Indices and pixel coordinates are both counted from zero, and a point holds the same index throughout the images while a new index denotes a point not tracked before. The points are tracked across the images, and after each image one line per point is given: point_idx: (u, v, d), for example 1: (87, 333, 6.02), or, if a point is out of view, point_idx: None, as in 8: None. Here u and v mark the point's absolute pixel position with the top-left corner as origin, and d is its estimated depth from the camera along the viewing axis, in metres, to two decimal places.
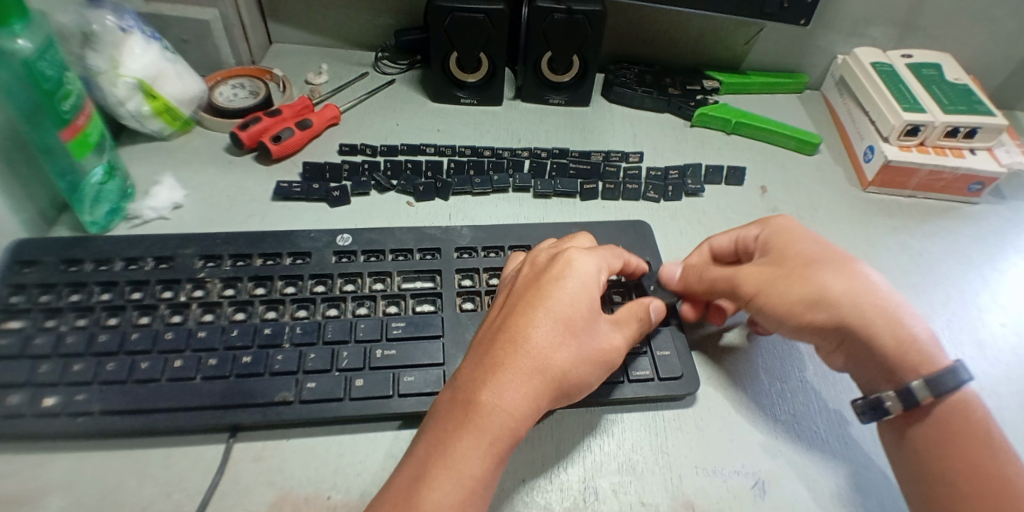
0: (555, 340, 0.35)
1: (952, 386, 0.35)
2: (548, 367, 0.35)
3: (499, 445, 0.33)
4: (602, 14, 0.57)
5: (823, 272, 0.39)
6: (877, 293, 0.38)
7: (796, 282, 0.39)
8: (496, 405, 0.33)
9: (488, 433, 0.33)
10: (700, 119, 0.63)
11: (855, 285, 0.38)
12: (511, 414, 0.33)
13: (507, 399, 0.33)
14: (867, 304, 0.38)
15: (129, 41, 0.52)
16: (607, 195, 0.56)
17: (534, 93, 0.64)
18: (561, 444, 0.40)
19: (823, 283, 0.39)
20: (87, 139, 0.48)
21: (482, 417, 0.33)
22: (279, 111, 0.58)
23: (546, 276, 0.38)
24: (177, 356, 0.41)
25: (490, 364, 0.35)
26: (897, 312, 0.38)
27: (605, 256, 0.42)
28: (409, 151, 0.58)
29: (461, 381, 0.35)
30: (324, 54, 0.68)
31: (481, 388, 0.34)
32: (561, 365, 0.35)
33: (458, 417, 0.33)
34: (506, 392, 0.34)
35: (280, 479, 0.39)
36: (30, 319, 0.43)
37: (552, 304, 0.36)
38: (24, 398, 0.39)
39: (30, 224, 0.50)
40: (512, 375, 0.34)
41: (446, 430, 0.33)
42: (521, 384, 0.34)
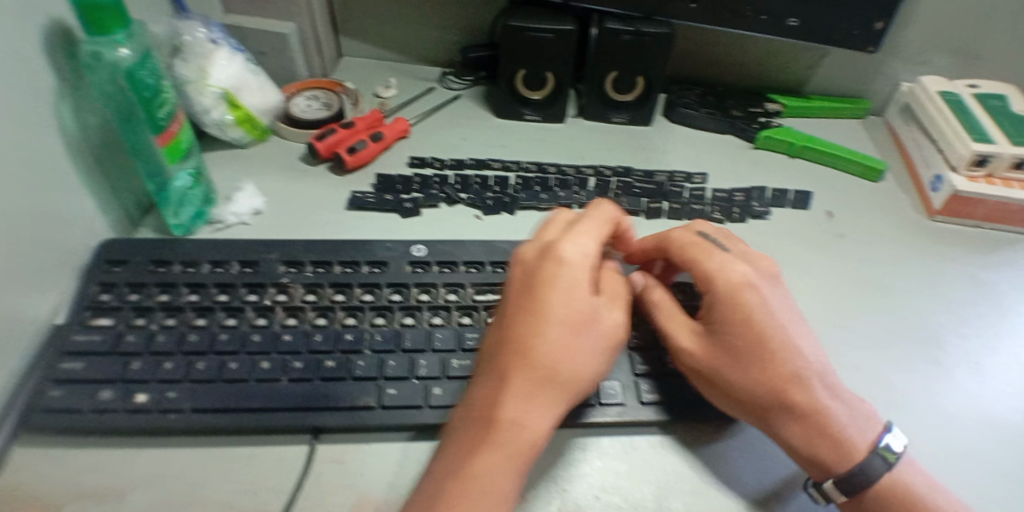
0: (564, 343, 0.36)
1: (864, 482, 0.35)
2: (557, 372, 0.36)
3: (516, 456, 0.34)
4: (670, 37, 0.58)
5: (739, 379, 0.38)
6: (798, 408, 0.37)
7: (716, 386, 0.39)
8: (512, 417, 0.34)
9: (507, 446, 0.34)
10: (764, 142, 0.63)
11: (773, 399, 0.37)
12: (526, 425, 0.34)
13: (521, 412, 0.35)
14: (773, 404, 0.37)
15: (216, 53, 0.54)
16: (672, 215, 0.56)
17: (596, 112, 0.65)
18: (594, 460, 0.39)
19: (736, 392, 0.38)
20: (178, 145, 0.50)
21: (501, 431, 0.34)
22: (353, 123, 0.60)
23: (541, 276, 0.38)
24: (263, 358, 0.43)
25: (500, 377, 0.35)
26: (810, 414, 0.36)
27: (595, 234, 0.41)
28: (476, 165, 0.60)
29: (476, 398, 0.36)
30: (391, 68, 0.70)
31: (495, 403, 0.35)
32: (570, 368, 0.36)
33: (478, 434, 0.34)
34: (520, 403, 0.35)
35: (359, 482, 0.40)
36: (121, 317, 0.45)
37: (554, 308, 0.37)
38: (117, 393, 0.41)
39: (117, 224, 0.53)
40: (523, 383, 0.35)
41: (465, 446, 0.34)
42: (531, 390, 0.35)
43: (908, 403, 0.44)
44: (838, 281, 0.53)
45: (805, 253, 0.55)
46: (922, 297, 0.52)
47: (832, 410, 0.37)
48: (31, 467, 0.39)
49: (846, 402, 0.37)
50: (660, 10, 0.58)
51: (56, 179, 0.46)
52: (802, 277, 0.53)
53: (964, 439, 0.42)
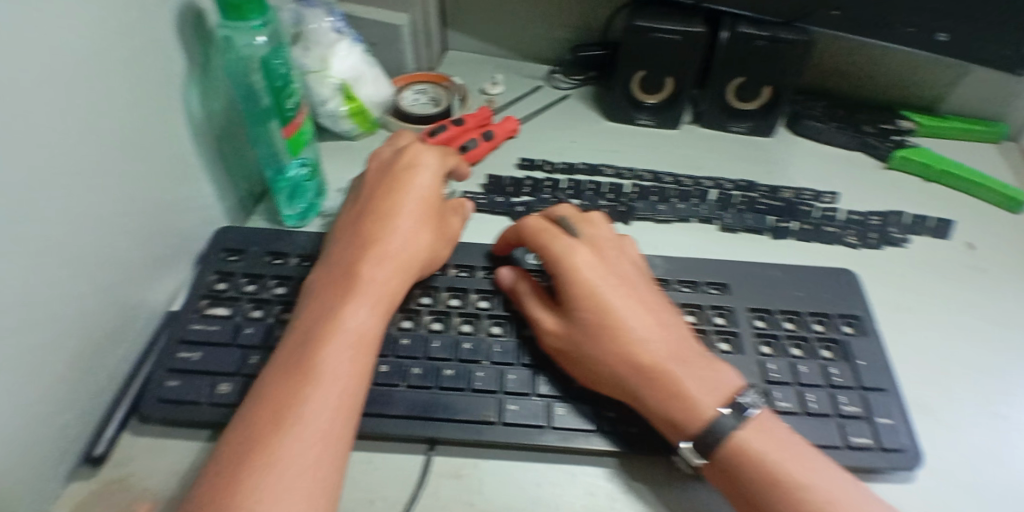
0: (378, 297, 0.39)
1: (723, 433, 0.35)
2: (371, 321, 0.38)
3: (324, 398, 0.34)
4: (809, 45, 0.55)
5: (599, 347, 0.39)
6: (623, 376, 0.38)
7: (591, 372, 0.39)
8: (332, 369, 0.35)
9: (313, 397, 0.34)
10: (899, 162, 0.59)
11: (610, 368, 0.38)
12: (341, 369, 0.35)
13: (333, 355, 0.35)
14: (616, 364, 0.38)
15: (338, 43, 0.53)
16: (802, 236, 0.52)
17: (714, 120, 0.62)
18: (566, 499, 0.37)
19: (607, 365, 0.38)
20: (300, 137, 0.49)
21: (308, 383, 0.34)
22: (463, 120, 0.58)
23: (368, 238, 0.42)
24: (382, 361, 0.41)
25: (338, 299, 0.39)
26: (658, 370, 0.37)
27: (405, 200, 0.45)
28: (588, 171, 0.57)
29: (291, 338, 0.37)
30: (496, 64, 0.68)
31: (304, 360, 0.35)
32: (378, 316, 0.39)
33: (287, 387, 0.34)
34: (342, 352, 0.36)
35: (478, 501, 0.37)
36: (237, 308, 0.44)
37: (375, 265, 0.41)
38: (235, 388, 0.40)
39: (231, 212, 0.53)
40: (346, 330, 0.37)
41: (278, 404, 0.33)
42: (356, 339, 0.37)
43: None
44: (984, 323, 0.49)
45: (947, 288, 0.51)
46: None
47: (667, 373, 0.37)
48: (138, 462, 0.40)
49: (716, 371, 0.38)
50: (804, 17, 0.55)
51: (182, 163, 0.46)
52: (945, 316, 0.49)
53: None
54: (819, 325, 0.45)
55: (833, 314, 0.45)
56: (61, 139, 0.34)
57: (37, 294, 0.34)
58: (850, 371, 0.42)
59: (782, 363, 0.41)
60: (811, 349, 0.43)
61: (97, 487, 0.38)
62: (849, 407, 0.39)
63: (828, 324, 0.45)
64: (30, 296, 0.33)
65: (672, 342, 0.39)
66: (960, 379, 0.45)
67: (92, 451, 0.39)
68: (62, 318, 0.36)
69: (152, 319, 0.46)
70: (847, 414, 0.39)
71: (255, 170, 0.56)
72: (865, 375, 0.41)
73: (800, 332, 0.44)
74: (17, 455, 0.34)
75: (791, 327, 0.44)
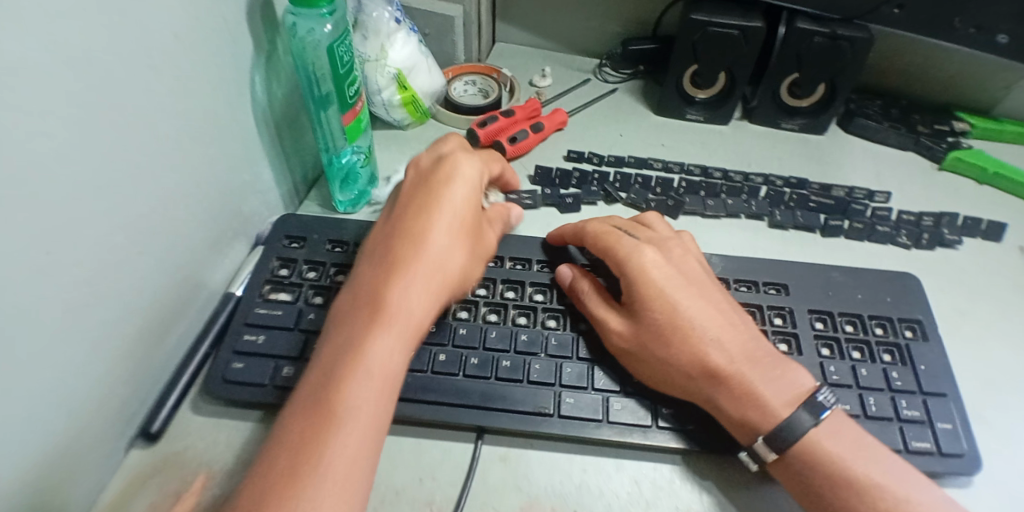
0: (429, 286, 0.38)
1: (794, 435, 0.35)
2: (422, 311, 0.37)
3: (377, 375, 0.34)
4: (868, 42, 0.54)
5: (669, 346, 0.39)
6: (693, 375, 0.38)
7: (661, 371, 0.39)
8: (382, 354, 0.34)
9: (370, 383, 0.33)
10: (952, 164, 0.58)
11: (679, 368, 0.38)
12: (393, 359, 0.35)
13: (387, 344, 0.35)
14: (688, 367, 0.38)
15: (396, 33, 0.53)
16: (853, 235, 0.52)
17: (766, 115, 0.61)
18: (617, 490, 0.37)
19: (674, 363, 0.39)
20: (359, 123, 0.51)
21: (363, 365, 0.34)
22: (513, 112, 0.59)
23: (420, 216, 0.41)
24: (440, 350, 0.41)
25: (390, 281, 0.37)
26: (733, 377, 0.37)
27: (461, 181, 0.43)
28: (636, 164, 0.57)
29: (344, 311, 0.37)
30: (546, 57, 0.68)
31: (361, 339, 0.35)
32: (428, 306, 0.38)
33: (342, 368, 0.33)
34: (393, 340, 0.35)
35: (526, 485, 0.38)
36: (300, 293, 0.47)
37: (433, 241, 0.39)
38: (297, 370, 0.43)
39: (288, 197, 0.55)
40: (397, 317, 0.36)
41: (332, 383, 0.33)
42: (406, 326, 0.36)
43: None
44: None
45: (1000, 292, 0.50)
46: None
47: (742, 380, 0.37)
48: (192, 437, 0.42)
49: (782, 374, 0.38)
50: (864, 16, 0.54)
51: (244, 149, 0.47)
52: (999, 320, 0.48)
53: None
54: (880, 329, 0.44)
55: (894, 318, 0.45)
56: (137, 128, 0.35)
57: (112, 276, 0.35)
58: (912, 376, 0.41)
59: (843, 366, 0.42)
60: (872, 353, 0.43)
61: (157, 461, 0.41)
62: (909, 411, 0.40)
63: (890, 329, 0.44)
64: (107, 277, 0.35)
65: (741, 349, 0.39)
66: (1015, 385, 0.44)
67: (149, 428, 0.41)
68: (134, 298, 0.38)
69: (211, 300, 0.48)
70: (907, 418, 0.39)
71: (309, 156, 0.57)
72: (927, 381, 0.41)
73: (860, 335, 0.44)
74: (89, 424, 0.36)
75: (850, 329, 0.44)
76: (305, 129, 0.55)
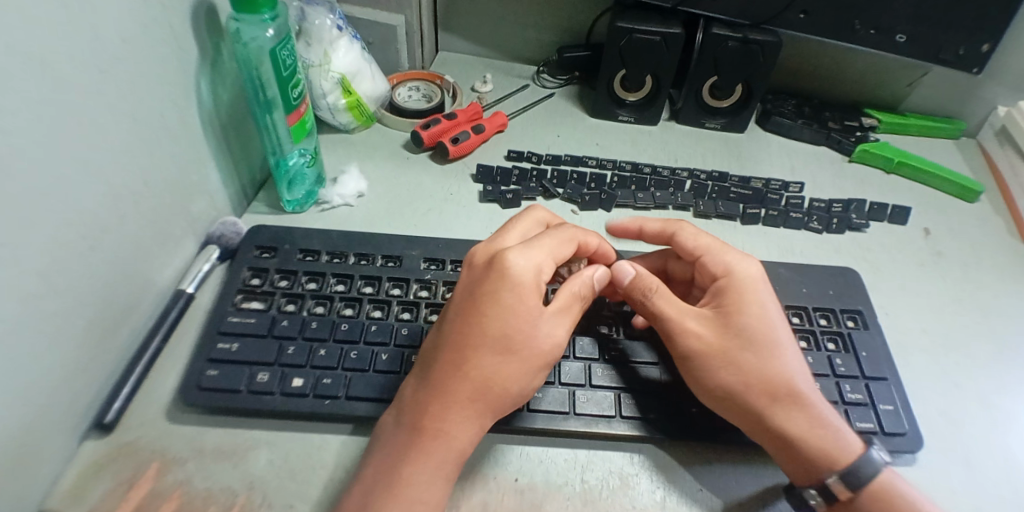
0: (507, 362, 0.37)
1: (860, 483, 0.36)
2: (491, 386, 0.36)
3: (446, 467, 0.35)
4: (778, 46, 0.59)
5: (751, 363, 0.39)
6: (757, 400, 0.38)
7: (734, 395, 0.39)
8: (441, 429, 0.35)
9: (428, 458, 0.35)
10: (860, 155, 0.64)
11: (771, 385, 0.39)
12: (455, 437, 0.36)
13: (450, 423, 0.35)
14: (744, 406, 0.39)
15: (339, 40, 0.58)
16: (769, 221, 0.56)
17: (691, 117, 0.66)
18: (587, 476, 0.40)
19: (743, 377, 0.39)
20: (304, 124, 0.53)
21: (428, 441, 0.35)
22: (455, 115, 0.62)
23: (482, 287, 0.38)
24: (383, 349, 0.44)
25: (459, 354, 0.37)
26: (795, 433, 0.38)
27: (550, 246, 0.41)
28: (572, 162, 0.61)
29: (406, 404, 0.37)
30: (487, 65, 0.72)
31: (424, 413, 0.36)
32: (504, 382, 0.37)
33: (406, 441, 0.35)
34: (452, 416, 0.36)
35: (470, 459, 0.40)
36: (272, 302, 0.47)
37: (494, 323, 0.37)
38: (273, 376, 0.42)
39: (235, 197, 0.57)
40: (457, 395, 0.36)
41: (397, 457, 0.35)
42: (464, 402, 0.36)
43: (998, 419, 0.44)
44: (937, 299, 0.53)
45: (905, 269, 0.55)
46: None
47: (806, 437, 0.38)
48: (146, 427, 0.41)
49: (839, 422, 0.39)
50: (773, 19, 0.59)
51: (192, 150, 0.49)
52: (901, 294, 0.53)
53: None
54: (824, 320, 0.48)
55: (837, 310, 0.48)
56: (85, 117, 0.37)
57: (59, 261, 0.36)
58: (854, 362, 0.45)
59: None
60: (816, 341, 0.46)
61: (110, 449, 0.40)
62: (853, 395, 0.43)
63: (833, 319, 0.48)
64: (55, 259, 0.36)
65: (796, 395, 0.39)
66: (912, 347, 0.48)
67: (102, 418, 0.40)
68: (80, 286, 0.38)
69: (160, 297, 0.48)
70: (851, 401, 0.42)
71: (256, 159, 0.59)
72: (867, 366, 0.45)
73: (806, 326, 0.47)
74: (40, 411, 0.36)
75: (798, 321, 0.47)
76: (251, 133, 0.58)
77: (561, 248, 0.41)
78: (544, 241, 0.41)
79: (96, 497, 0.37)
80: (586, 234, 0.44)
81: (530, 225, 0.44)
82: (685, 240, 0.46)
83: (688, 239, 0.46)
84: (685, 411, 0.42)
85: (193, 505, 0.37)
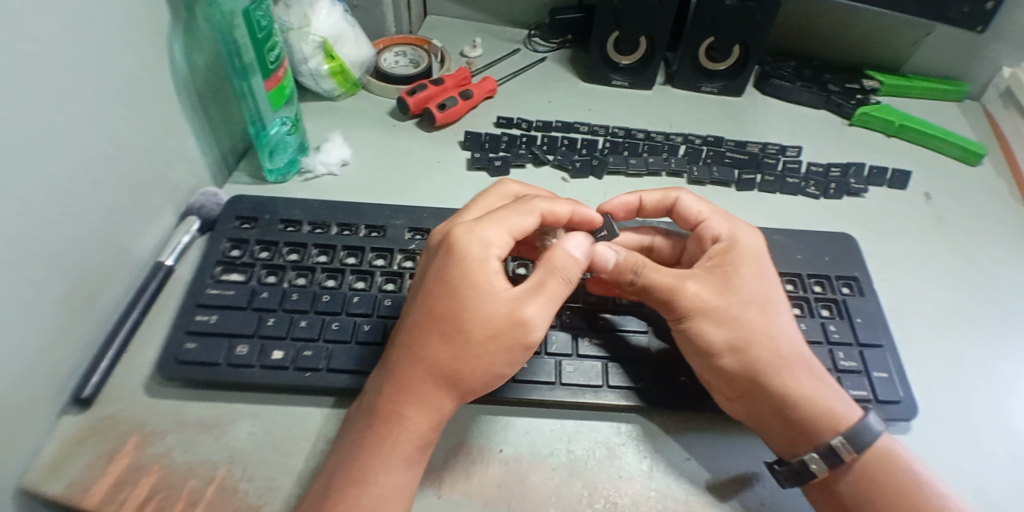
0: (466, 347, 0.34)
1: (861, 447, 0.35)
2: (449, 371, 0.34)
3: (406, 453, 0.34)
4: (777, 3, 0.57)
5: (758, 317, 0.39)
6: (765, 357, 0.38)
7: (738, 346, 0.38)
8: (401, 416, 0.34)
9: (387, 446, 0.33)
10: (861, 119, 0.62)
11: (778, 344, 0.39)
12: (414, 423, 0.34)
13: (408, 410, 0.34)
14: (736, 371, 0.38)
15: (319, 1, 0.56)
16: (765, 187, 0.55)
17: (686, 80, 0.64)
18: (573, 446, 0.39)
19: (751, 333, 0.39)
20: (283, 90, 0.51)
21: (388, 429, 0.34)
22: (442, 80, 0.60)
23: (434, 270, 0.36)
24: (365, 320, 0.43)
25: (413, 341, 0.35)
26: (793, 397, 0.37)
27: (510, 222, 0.37)
28: (563, 128, 0.59)
29: (370, 390, 0.36)
30: (477, 29, 0.71)
31: (383, 400, 0.35)
32: (463, 368, 0.34)
33: (366, 429, 0.34)
34: (411, 403, 0.34)
35: (455, 429, 0.39)
36: (252, 273, 0.45)
37: (446, 307, 0.34)
38: (253, 349, 0.41)
39: (215, 167, 0.55)
40: (412, 381, 0.34)
41: (359, 445, 0.34)
42: (421, 389, 0.34)
43: (995, 383, 0.44)
44: (935, 264, 0.52)
45: (904, 234, 0.53)
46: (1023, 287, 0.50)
47: (802, 403, 0.37)
48: (128, 400, 0.40)
49: (835, 389, 0.38)
50: None
51: (168, 117, 0.47)
52: (900, 259, 0.51)
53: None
54: (818, 287, 0.46)
55: (832, 276, 0.47)
56: (56, 76, 0.35)
57: (32, 229, 0.35)
58: (848, 329, 0.44)
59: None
60: (811, 308, 0.45)
61: (91, 422, 0.39)
62: (846, 363, 0.42)
63: (827, 285, 0.46)
64: (32, 223, 0.35)
65: (792, 363, 0.38)
66: (909, 312, 0.48)
67: (80, 393, 0.39)
68: (58, 254, 0.37)
69: (141, 268, 0.47)
70: (844, 369, 0.41)
71: (237, 127, 0.57)
72: (862, 332, 0.44)
73: (800, 293, 0.46)
74: (15, 384, 0.35)
75: (792, 288, 0.46)
76: (231, 101, 0.56)
77: (516, 221, 0.38)
78: (503, 215, 0.38)
79: (76, 472, 0.37)
80: (552, 206, 0.40)
81: (497, 198, 0.42)
82: (689, 203, 0.45)
83: (695, 202, 0.46)
84: (673, 379, 0.41)
85: (173, 478, 0.37)
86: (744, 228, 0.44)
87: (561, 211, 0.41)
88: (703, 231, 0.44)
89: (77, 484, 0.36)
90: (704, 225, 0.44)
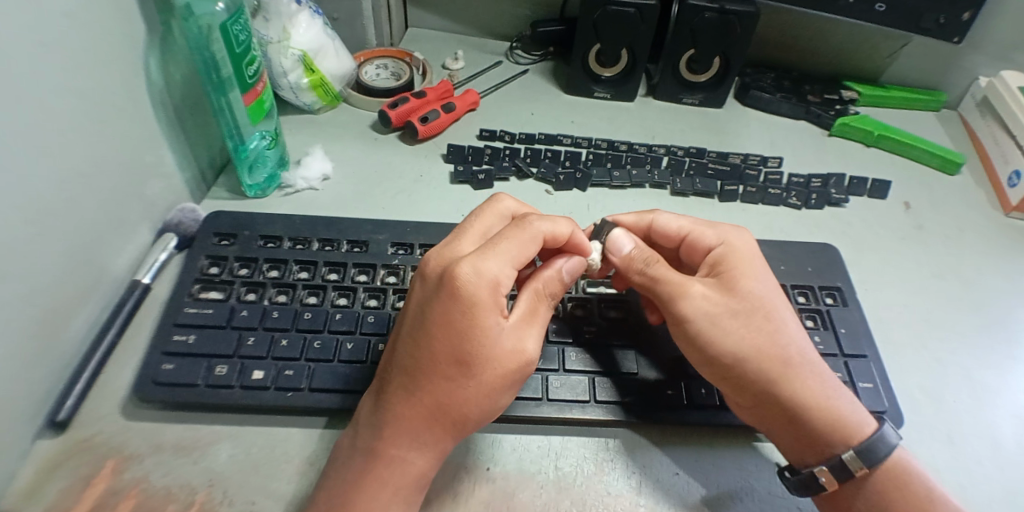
0: (468, 387, 0.33)
1: (876, 460, 0.35)
2: (453, 408, 0.33)
3: (401, 492, 0.33)
4: (755, 15, 0.58)
5: (765, 322, 0.38)
6: (777, 363, 0.37)
7: (751, 351, 0.37)
8: (396, 455, 0.33)
9: (382, 484, 0.32)
10: (840, 129, 0.63)
11: (785, 347, 0.38)
12: (411, 460, 0.33)
13: (406, 448, 0.33)
14: (753, 378, 0.37)
15: (298, 15, 0.55)
16: (747, 198, 0.55)
17: (668, 92, 0.65)
18: (560, 463, 0.39)
19: (759, 337, 0.38)
20: (261, 105, 0.51)
21: (384, 469, 0.33)
22: (425, 93, 0.60)
23: (433, 308, 0.33)
24: (348, 338, 0.43)
25: (417, 384, 0.33)
26: (812, 404, 0.36)
27: (514, 250, 0.36)
28: (547, 141, 0.59)
29: (364, 425, 0.34)
30: (459, 41, 0.72)
31: (378, 438, 0.33)
32: (464, 407, 0.33)
33: (359, 467, 0.33)
34: (408, 441, 0.33)
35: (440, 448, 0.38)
36: (231, 291, 0.45)
37: (450, 351, 0.32)
38: (232, 369, 0.41)
39: (192, 183, 0.54)
40: (412, 420, 0.33)
41: (345, 483, 0.33)
42: (422, 427, 0.33)
43: (978, 389, 0.44)
44: (917, 272, 0.52)
45: (885, 244, 0.54)
46: (1001, 295, 0.51)
47: (819, 408, 0.36)
48: (103, 423, 0.39)
49: (851, 397, 0.38)
50: None
51: (145, 130, 0.46)
52: (882, 268, 0.52)
53: (1012, 436, 0.41)
54: (802, 298, 0.46)
55: (816, 287, 0.47)
56: (30, 91, 0.35)
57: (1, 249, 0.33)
58: (833, 340, 0.44)
59: None
60: (795, 320, 0.45)
61: (64, 446, 0.38)
62: (832, 374, 0.42)
63: (811, 296, 0.47)
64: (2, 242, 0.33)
65: (797, 400, 0.36)
66: (895, 322, 0.48)
67: (56, 416, 0.38)
68: (29, 275, 0.36)
69: (118, 285, 0.46)
70: None
71: (214, 141, 0.57)
72: (847, 344, 0.44)
73: None
74: None
75: None
76: (208, 114, 0.55)
77: (517, 248, 0.36)
78: (502, 245, 0.35)
79: (47, 500, 0.35)
80: (555, 226, 0.38)
81: (494, 219, 0.39)
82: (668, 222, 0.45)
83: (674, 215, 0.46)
84: (660, 394, 0.41)
85: (150, 504, 0.36)
86: (732, 231, 0.43)
87: (562, 231, 0.39)
88: (693, 244, 0.44)
89: (51, 510, 0.35)
90: (693, 238, 0.44)
